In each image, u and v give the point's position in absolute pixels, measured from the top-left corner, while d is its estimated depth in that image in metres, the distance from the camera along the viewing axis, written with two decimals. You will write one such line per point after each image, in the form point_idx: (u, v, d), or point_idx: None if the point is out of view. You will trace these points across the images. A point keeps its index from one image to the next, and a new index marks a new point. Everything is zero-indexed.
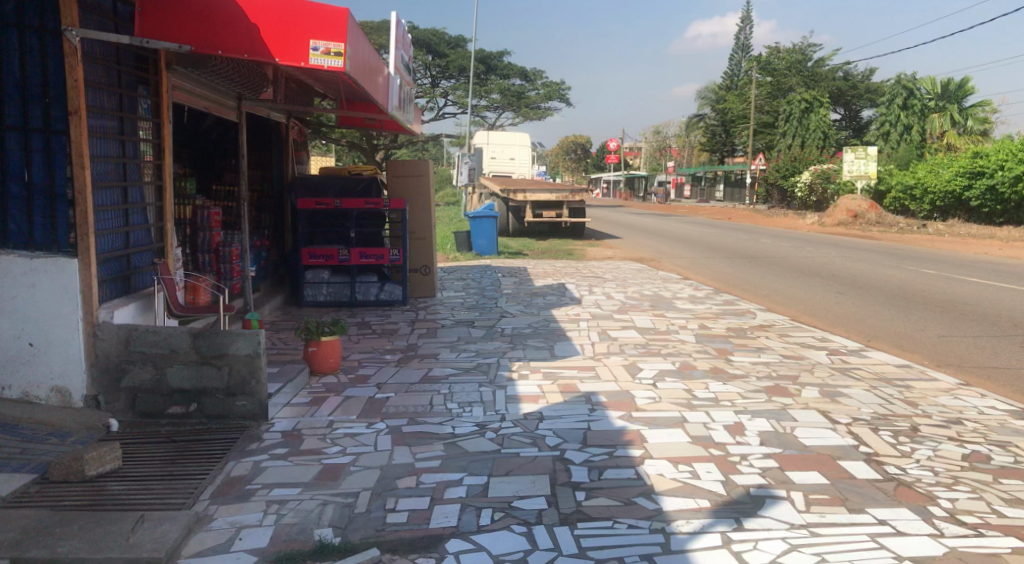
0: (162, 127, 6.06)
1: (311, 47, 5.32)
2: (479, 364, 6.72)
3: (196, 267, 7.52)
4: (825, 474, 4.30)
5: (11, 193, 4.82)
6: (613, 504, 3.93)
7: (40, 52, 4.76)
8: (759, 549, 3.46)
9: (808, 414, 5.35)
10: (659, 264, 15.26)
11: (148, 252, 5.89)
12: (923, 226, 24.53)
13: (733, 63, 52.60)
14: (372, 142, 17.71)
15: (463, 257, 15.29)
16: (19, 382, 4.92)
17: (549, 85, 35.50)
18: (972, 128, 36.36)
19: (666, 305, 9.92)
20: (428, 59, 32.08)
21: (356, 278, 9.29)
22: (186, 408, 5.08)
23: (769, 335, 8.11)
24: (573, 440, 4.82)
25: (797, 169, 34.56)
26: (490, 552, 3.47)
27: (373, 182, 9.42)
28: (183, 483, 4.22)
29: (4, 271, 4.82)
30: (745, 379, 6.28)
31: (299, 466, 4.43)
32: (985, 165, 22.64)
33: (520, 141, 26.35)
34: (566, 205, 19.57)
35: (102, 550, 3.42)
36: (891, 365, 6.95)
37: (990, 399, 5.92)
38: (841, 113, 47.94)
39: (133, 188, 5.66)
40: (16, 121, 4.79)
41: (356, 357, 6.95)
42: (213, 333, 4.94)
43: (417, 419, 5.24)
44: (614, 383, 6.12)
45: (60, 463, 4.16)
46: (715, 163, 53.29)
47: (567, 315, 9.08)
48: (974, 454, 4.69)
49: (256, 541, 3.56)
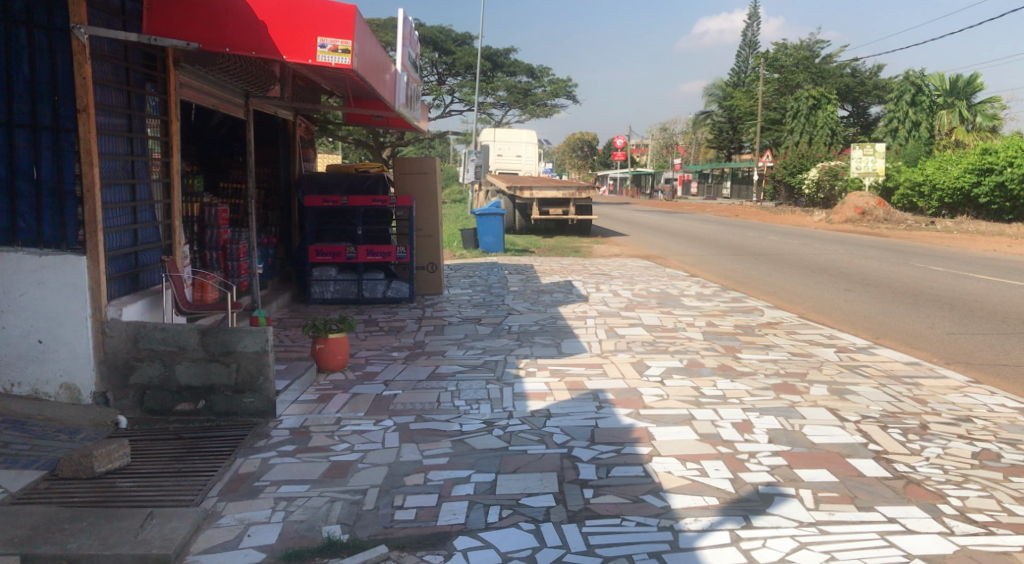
0: (170, 125, 6.07)
1: (318, 44, 5.31)
2: (486, 362, 6.71)
3: (203, 264, 7.57)
4: (834, 472, 4.28)
5: (21, 190, 4.85)
6: (621, 502, 3.92)
7: (48, 50, 4.77)
8: (768, 547, 3.45)
9: (817, 412, 5.33)
10: (667, 261, 15.22)
11: (156, 249, 5.92)
12: (931, 223, 24.39)
13: (740, 60, 52.47)
14: (378, 140, 17.73)
15: (469, 254, 15.27)
16: (29, 379, 4.94)
17: (556, 82, 35.45)
18: (980, 125, 36.06)
19: (673, 302, 9.89)
20: (434, 56, 32.08)
21: (363, 275, 9.33)
22: (194, 405, 5.09)
23: (776, 333, 8.07)
24: (580, 437, 4.81)
25: (804, 166, 34.40)
26: (499, 550, 3.46)
27: (379, 180, 9.33)
28: (193, 479, 4.24)
29: (12, 269, 4.83)
30: (753, 377, 6.26)
31: (307, 463, 4.43)
32: (995, 161, 22.52)
33: (527, 139, 26.31)
34: (573, 203, 19.55)
35: (111, 547, 3.43)
36: (900, 362, 6.92)
37: (999, 397, 5.88)
38: (849, 110, 47.76)
39: (141, 186, 5.67)
40: (25, 119, 4.80)
41: (364, 354, 6.96)
42: (221, 331, 4.96)
43: (424, 417, 5.25)
44: (622, 380, 6.10)
45: (68, 459, 4.17)
46: (722, 160, 53.16)
47: (574, 312, 9.07)
48: (983, 452, 4.66)
49: (264, 538, 3.57)
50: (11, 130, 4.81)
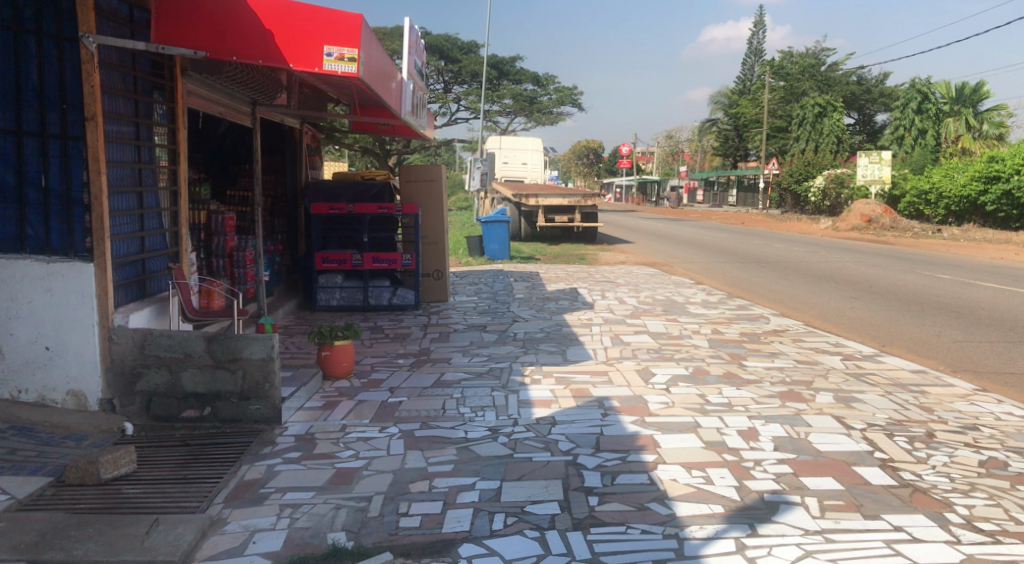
0: (177, 132, 6.10)
1: (324, 53, 5.33)
2: (491, 369, 6.72)
3: (210, 271, 7.56)
4: (839, 480, 4.26)
5: (29, 198, 4.89)
6: (626, 509, 3.91)
7: (57, 58, 4.82)
8: (773, 555, 3.44)
9: (822, 420, 5.31)
10: (673, 268, 15.25)
11: (163, 257, 5.96)
12: (938, 230, 24.31)
13: (746, 68, 52.64)
14: (385, 147, 17.79)
15: (475, 262, 15.26)
16: (36, 385, 4.97)
17: (562, 90, 35.60)
18: (986, 132, 35.79)
19: (679, 310, 9.91)
20: (440, 64, 32.28)
21: (369, 282, 9.32)
22: (200, 412, 5.09)
23: (782, 341, 8.06)
24: (585, 445, 4.80)
25: (810, 173, 34.33)
26: (502, 557, 3.46)
27: (385, 188, 9.34)
28: (198, 486, 4.25)
29: (21, 276, 4.87)
30: (758, 384, 6.25)
31: (312, 469, 4.44)
32: (1001, 169, 22.45)
33: (533, 146, 26.40)
34: (578, 210, 19.57)
35: (117, 553, 3.44)
36: (906, 370, 6.90)
37: (1005, 405, 5.85)
38: (855, 118, 47.92)
39: (148, 193, 5.70)
40: (34, 127, 4.84)
41: (369, 361, 6.98)
42: (228, 338, 4.98)
43: (430, 424, 5.25)
44: (627, 388, 6.11)
45: (75, 467, 4.19)
46: (727, 168, 53.14)
47: (579, 320, 9.07)
48: (990, 461, 4.63)
49: (269, 545, 3.57)
50: (20, 139, 4.85)
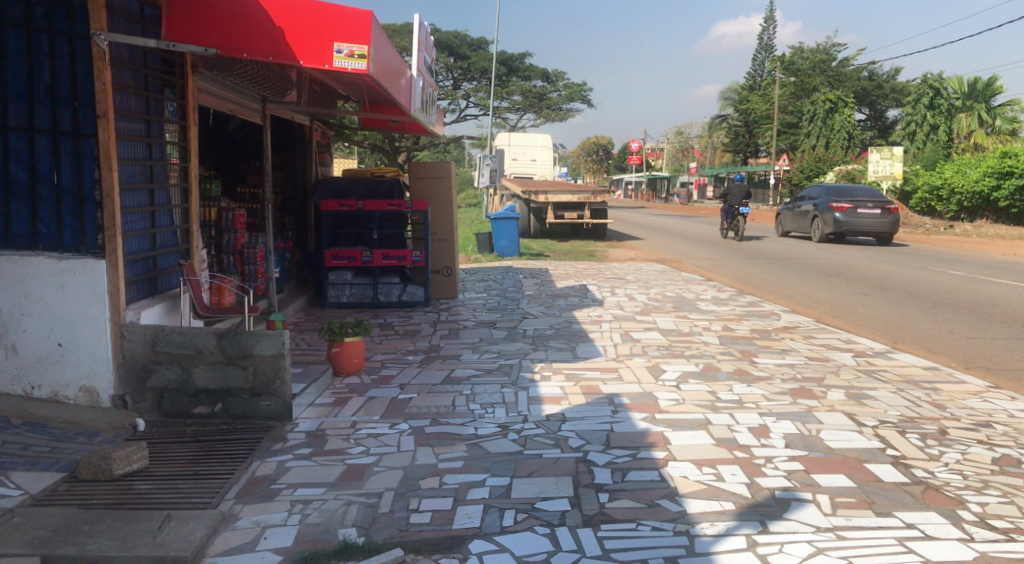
0: (187, 130, 6.13)
1: (334, 50, 5.35)
2: (500, 366, 6.72)
3: (221, 268, 7.60)
4: (852, 477, 4.24)
5: (41, 195, 4.92)
6: (637, 506, 3.90)
7: (69, 56, 4.84)
8: (784, 551, 3.42)
9: (834, 417, 5.28)
10: (684, 266, 15.19)
11: (174, 253, 5.99)
12: (950, 227, 24.14)
13: (756, 63, 52.36)
14: (395, 145, 17.85)
15: (483, 259, 15.25)
16: (48, 382, 5.00)
17: (571, 86, 35.54)
18: (1000, 127, 35.45)
19: (689, 306, 9.89)
20: (449, 60, 32.36)
21: (378, 279, 9.34)
22: (211, 408, 5.11)
23: (793, 337, 8.02)
24: (595, 441, 4.80)
25: (821, 170, 34.12)
26: (513, 553, 3.46)
27: (395, 184, 9.41)
28: (209, 482, 4.26)
29: (33, 273, 4.89)
30: (769, 381, 6.22)
31: (323, 465, 4.45)
32: (1014, 164, 22.31)
33: (543, 143, 26.32)
34: (589, 206, 19.52)
35: (130, 548, 3.45)
36: (918, 366, 6.85)
37: (1019, 402, 5.80)
38: (866, 113, 47.77)
39: (159, 190, 5.73)
40: (46, 126, 4.87)
41: (379, 358, 7.00)
42: (238, 334, 4.99)
43: (440, 420, 5.26)
44: (637, 384, 6.09)
45: (88, 462, 4.21)
46: (738, 164, 52.95)
47: (589, 316, 9.06)
48: (1003, 458, 4.59)
49: (280, 541, 3.58)
50: (32, 136, 4.88)
